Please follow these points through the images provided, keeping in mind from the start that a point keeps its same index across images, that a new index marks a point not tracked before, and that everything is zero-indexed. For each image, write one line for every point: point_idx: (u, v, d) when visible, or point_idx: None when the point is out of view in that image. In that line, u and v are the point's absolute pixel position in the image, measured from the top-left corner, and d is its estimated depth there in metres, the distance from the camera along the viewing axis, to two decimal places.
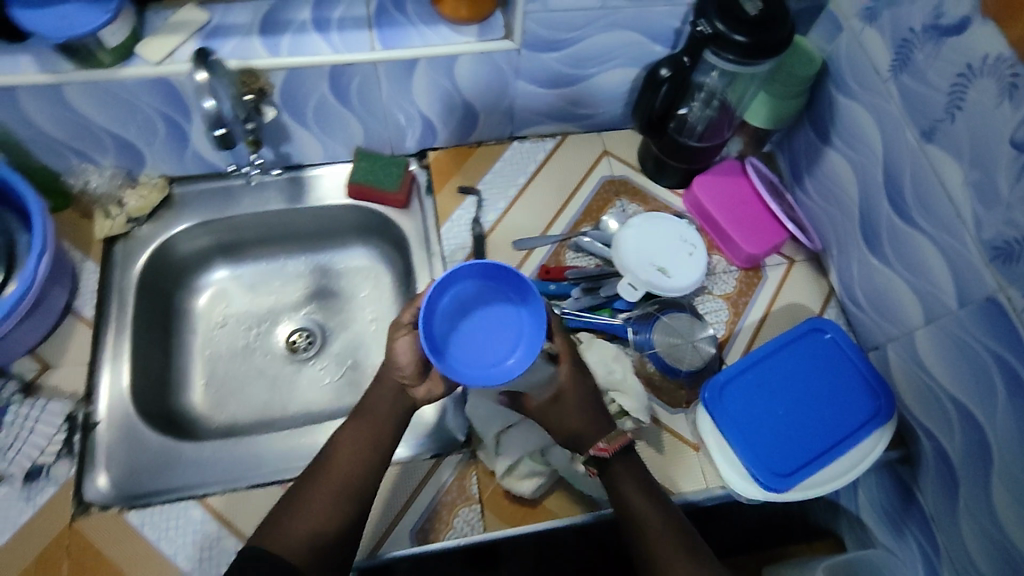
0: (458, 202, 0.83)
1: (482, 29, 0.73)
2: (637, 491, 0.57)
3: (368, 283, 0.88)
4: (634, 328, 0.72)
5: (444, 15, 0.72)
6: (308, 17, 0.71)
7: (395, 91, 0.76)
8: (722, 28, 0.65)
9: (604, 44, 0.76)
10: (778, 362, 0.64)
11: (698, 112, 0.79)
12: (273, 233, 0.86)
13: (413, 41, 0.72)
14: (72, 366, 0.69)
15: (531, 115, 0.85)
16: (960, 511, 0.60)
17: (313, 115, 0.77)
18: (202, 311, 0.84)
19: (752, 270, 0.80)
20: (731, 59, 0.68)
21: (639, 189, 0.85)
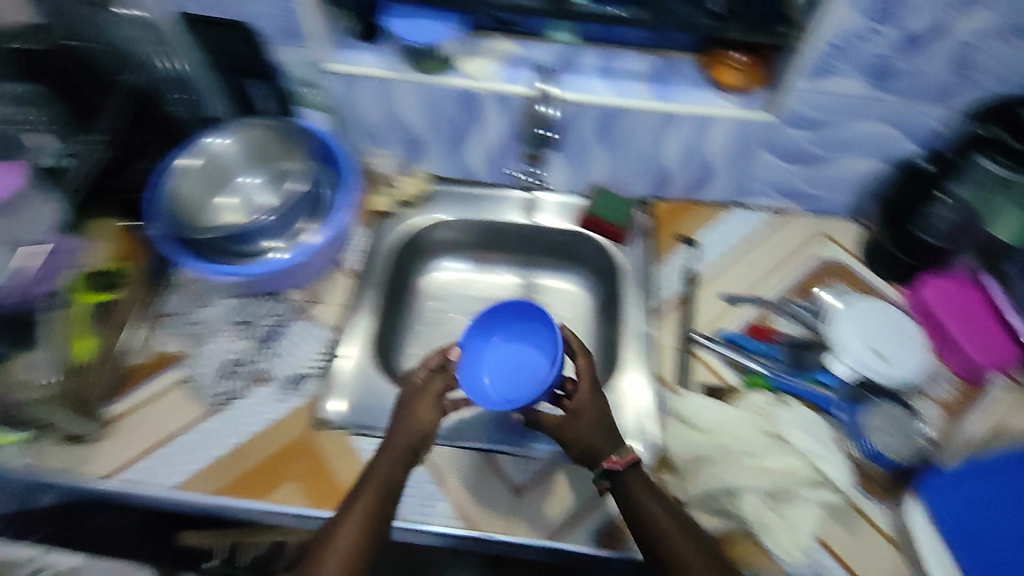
0: (676, 248, 0.88)
1: (745, 99, 0.79)
2: (652, 498, 0.59)
3: (572, 306, 0.93)
4: (840, 405, 0.73)
5: (714, 80, 0.79)
6: (595, 63, 0.82)
7: (648, 138, 0.83)
8: (1000, 133, 0.70)
9: (859, 132, 0.79)
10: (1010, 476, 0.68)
11: (941, 217, 0.77)
12: (498, 240, 0.94)
13: (680, 97, 0.79)
14: (334, 305, 0.82)
15: (762, 186, 0.88)
16: None
17: (570, 144, 0.86)
18: (422, 289, 0.94)
19: (974, 384, 0.76)
20: (1002, 164, 0.69)
21: (855, 275, 0.85)
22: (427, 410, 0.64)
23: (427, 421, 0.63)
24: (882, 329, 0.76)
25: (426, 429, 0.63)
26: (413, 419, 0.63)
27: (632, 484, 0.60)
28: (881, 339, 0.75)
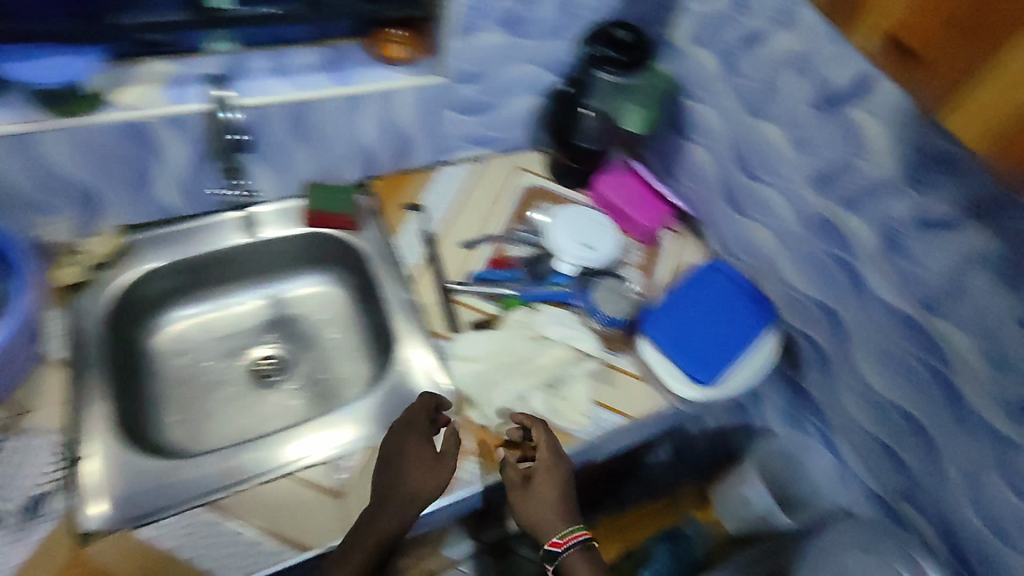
0: (406, 216, 1.08)
1: (415, 69, 1.00)
2: (579, 557, 0.76)
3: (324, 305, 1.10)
4: (576, 295, 1.02)
5: (384, 56, 0.98)
6: (266, 66, 0.94)
7: (346, 122, 0.99)
8: (609, 50, 0.99)
9: (508, 81, 1.09)
10: (689, 299, 0.97)
11: (592, 121, 1.12)
12: (226, 271, 1.06)
13: (360, 80, 0.97)
14: (49, 407, 0.84)
15: (456, 140, 1.14)
16: (836, 375, 1.00)
17: (266, 147, 0.97)
18: (158, 350, 1.01)
19: (653, 244, 1.16)
20: (620, 70, 1.01)
21: (550, 193, 1.18)
22: (552, 504, 0.78)
23: (556, 512, 0.78)
24: (583, 223, 1.08)
25: (419, 481, 0.77)
26: (538, 498, 0.78)
27: (572, 561, 0.76)
28: (580, 234, 1.07)
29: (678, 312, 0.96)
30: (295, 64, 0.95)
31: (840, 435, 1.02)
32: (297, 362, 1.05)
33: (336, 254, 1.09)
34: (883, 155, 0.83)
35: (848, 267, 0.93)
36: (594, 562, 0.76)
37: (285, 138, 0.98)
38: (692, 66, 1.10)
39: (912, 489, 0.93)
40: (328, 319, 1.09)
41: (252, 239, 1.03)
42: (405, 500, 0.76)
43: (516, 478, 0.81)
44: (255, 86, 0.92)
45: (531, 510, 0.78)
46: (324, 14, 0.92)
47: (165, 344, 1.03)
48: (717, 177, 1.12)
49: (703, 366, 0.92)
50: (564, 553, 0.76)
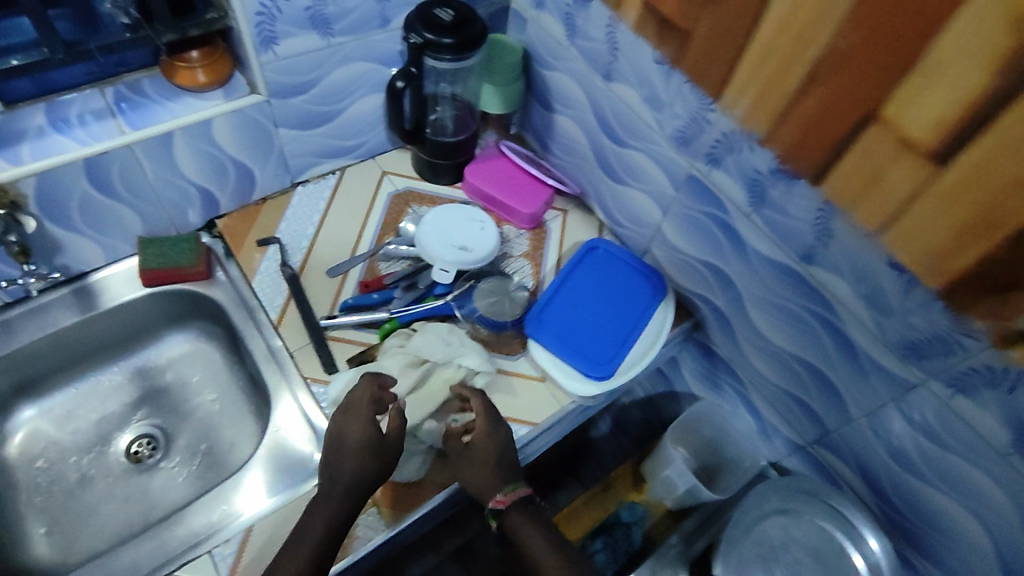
0: (262, 254, 0.97)
1: (227, 90, 0.87)
2: (520, 514, 0.77)
3: (197, 366, 1.01)
4: (457, 304, 0.94)
5: (182, 84, 0.85)
6: (44, 120, 0.80)
7: (159, 167, 0.86)
8: (430, 36, 0.85)
9: (343, 83, 0.96)
10: (572, 288, 0.91)
11: (444, 113, 1.03)
12: (72, 355, 0.94)
13: (162, 115, 0.84)
14: None
15: (303, 160, 1.03)
16: (738, 335, 0.97)
17: (79, 215, 0.84)
18: (17, 460, 0.90)
19: (538, 228, 1.09)
20: (448, 59, 0.88)
21: (421, 194, 1.09)
22: (489, 462, 0.79)
23: (493, 471, 0.79)
24: (456, 225, 1.00)
25: (359, 467, 0.75)
26: (481, 460, 0.79)
27: (517, 519, 0.77)
28: (453, 235, 0.99)
29: (566, 302, 0.90)
30: (78, 116, 0.81)
31: (755, 393, 1.00)
32: (175, 435, 0.96)
33: (192, 310, 0.99)
34: (734, 109, 0.77)
35: (726, 225, 0.88)
36: (533, 525, 0.77)
37: (92, 201, 0.84)
38: (538, 31, 1.01)
39: (826, 437, 0.91)
40: (203, 381, 1.00)
41: (90, 316, 0.91)
42: (376, 443, 0.76)
43: (458, 445, 0.81)
44: (29, 148, 0.78)
45: (481, 461, 0.80)
46: (88, 51, 0.77)
47: (17, 454, 0.91)
48: (588, 146, 1.05)
49: (599, 361, 0.86)
50: (509, 510, 0.77)
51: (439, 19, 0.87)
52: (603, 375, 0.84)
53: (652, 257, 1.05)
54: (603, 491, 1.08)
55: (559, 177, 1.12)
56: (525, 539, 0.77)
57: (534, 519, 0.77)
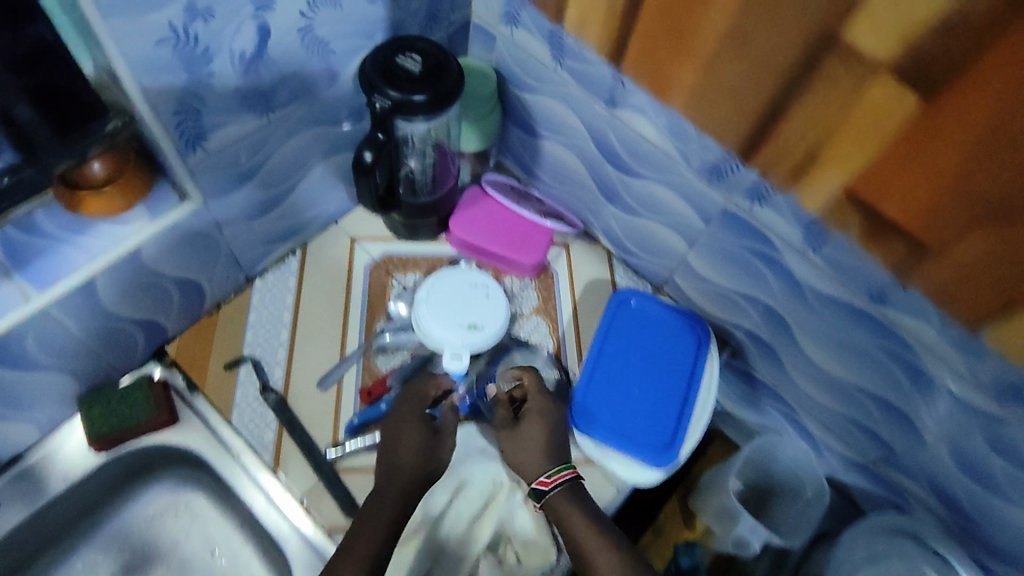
0: (233, 378, 0.80)
1: (149, 206, 0.68)
2: (563, 497, 0.72)
3: (185, 518, 0.83)
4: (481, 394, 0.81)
5: (89, 214, 0.65)
6: None
7: (84, 318, 0.68)
8: (397, 96, 0.68)
9: (291, 158, 0.77)
10: (609, 358, 0.80)
11: (419, 163, 0.86)
12: (28, 550, 0.77)
13: (70, 259, 0.65)
14: None
15: (257, 251, 0.85)
16: (786, 364, 0.88)
17: None
18: None
19: (544, 273, 0.96)
20: (422, 118, 0.71)
21: (405, 259, 0.92)
22: (536, 443, 0.75)
23: (540, 450, 0.75)
24: (454, 298, 0.85)
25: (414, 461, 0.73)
26: (527, 440, 0.75)
27: (558, 506, 0.71)
28: (457, 313, 0.84)
29: (607, 375, 0.79)
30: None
31: (805, 415, 0.92)
32: None
33: (164, 459, 0.81)
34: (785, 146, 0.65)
35: (772, 259, 0.77)
36: (576, 510, 0.71)
37: (3, 381, 0.66)
38: (514, 50, 0.84)
39: (892, 457, 0.85)
40: (194, 535, 0.82)
41: (38, 506, 0.74)
42: (407, 420, 0.76)
43: (507, 417, 0.78)
44: None
45: (528, 431, 0.76)
46: None
47: None
48: (588, 176, 0.91)
49: (657, 447, 0.75)
50: (552, 492, 0.72)
51: (407, 72, 0.69)
52: (665, 465, 0.74)
53: (675, 286, 0.94)
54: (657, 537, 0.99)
55: (555, 210, 0.98)
56: (568, 529, 0.70)
57: (574, 502, 0.72)
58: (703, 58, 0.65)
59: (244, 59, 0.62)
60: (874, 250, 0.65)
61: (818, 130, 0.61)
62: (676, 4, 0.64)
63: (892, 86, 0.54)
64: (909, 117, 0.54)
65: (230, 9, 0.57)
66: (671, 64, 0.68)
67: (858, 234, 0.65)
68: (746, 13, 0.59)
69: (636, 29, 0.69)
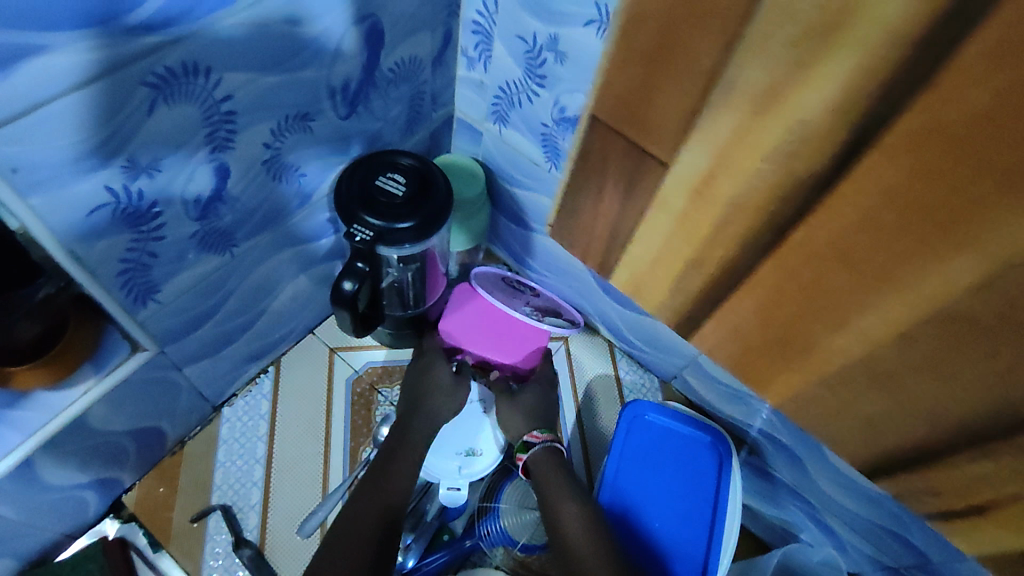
0: (202, 531, 0.71)
1: (95, 364, 0.59)
2: (547, 466, 0.71)
3: None
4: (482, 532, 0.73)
5: (20, 387, 0.54)
6: None
7: (20, 497, 0.58)
8: (381, 226, 0.61)
9: (260, 283, 0.69)
10: (625, 482, 0.74)
11: (400, 274, 0.76)
12: None
13: (2, 440, 0.55)
14: None
15: (224, 379, 0.76)
16: (807, 467, 0.82)
17: None
18: None
19: None
20: (409, 245, 0.64)
21: (389, 370, 0.84)
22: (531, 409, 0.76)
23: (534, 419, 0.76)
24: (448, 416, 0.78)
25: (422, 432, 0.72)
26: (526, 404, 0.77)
27: (541, 464, 0.71)
28: (449, 436, 0.77)
29: (622, 504, 0.73)
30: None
31: (829, 515, 0.87)
32: None
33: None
34: None
35: None
36: (553, 471, 0.71)
37: None
38: (502, 146, 0.76)
39: (927, 565, 0.79)
40: None
41: None
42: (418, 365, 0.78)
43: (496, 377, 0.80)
44: None
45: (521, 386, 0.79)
46: None
47: None
48: (585, 273, 0.84)
49: None
50: (534, 453, 0.72)
51: (389, 197, 0.62)
52: None
53: (683, 382, 0.88)
54: None
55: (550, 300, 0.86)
56: (545, 484, 0.70)
57: (550, 464, 0.72)
58: (815, 377, 0.51)
59: (199, 203, 0.54)
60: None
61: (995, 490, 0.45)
62: (794, 324, 0.50)
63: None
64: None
65: (180, 157, 0.49)
66: (764, 375, 0.56)
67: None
68: (883, 356, 0.45)
69: (730, 307, 0.54)
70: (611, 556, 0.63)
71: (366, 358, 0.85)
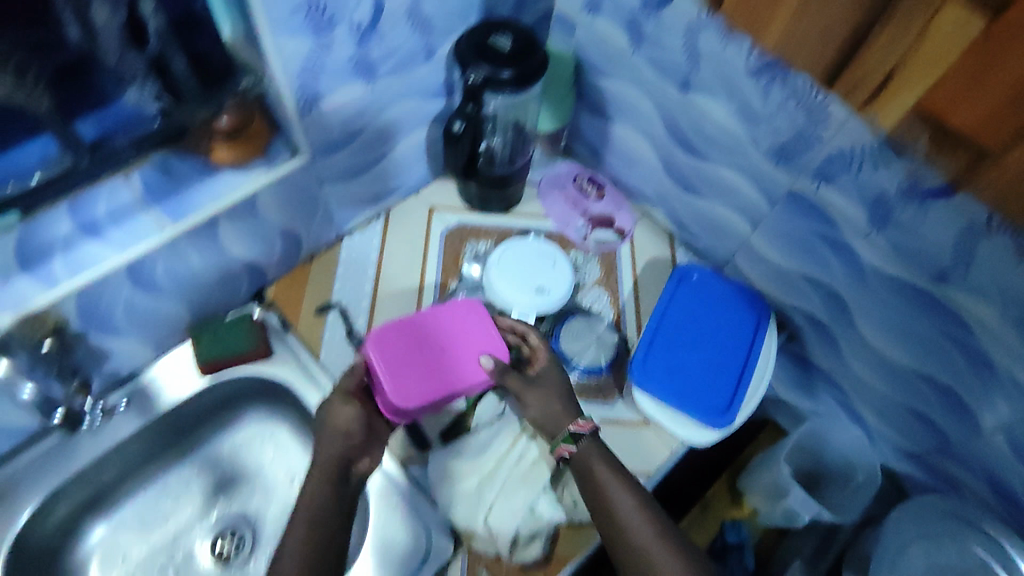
0: (323, 322, 0.90)
1: (267, 159, 0.78)
2: (598, 456, 0.73)
3: (269, 444, 0.93)
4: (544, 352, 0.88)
5: (218, 160, 0.75)
6: (71, 227, 0.70)
7: (204, 254, 0.78)
8: (488, 71, 0.76)
9: (387, 125, 0.85)
10: (670, 324, 0.84)
11: (500, 139, 0.92)
12: (136, 462, 0.87)
13: (200, 199, 0.74)
14: None
15: (348, 211, 0.93)
16: (844, 350, 0.89)
17: (126, 318, 0.76)
18: None
19: (608, 253, 1.01)
20: (509, 91, 0.79)
21: (477, 229, 1.00)
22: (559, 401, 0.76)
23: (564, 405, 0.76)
24: (524, 263, 0.92)
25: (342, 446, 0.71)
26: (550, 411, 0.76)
27: (590, 449, 0.73)
28: (525, 278, 0.91)
29: (666, 345, 0.83)
30: (105, 216, 0.71)
31: (861, 403, 0.92)
32: (261, 526, 0.90)
33: (256, 393, 0.91)
34: (852, 127, 0.68)
35: (838, 244, 0.79)
36: (596, 460, 0.72)
37: (135, 301, 0.76)
38: (594, 37, 0.90)
39: (947, 447, 0.84)
40: (278, 462, 0.93)
41: (151, 419, 0.84)
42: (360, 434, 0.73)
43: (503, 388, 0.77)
44: (61, 263, 0.68)
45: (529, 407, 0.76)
46: (118, 147, 0.69)
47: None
48: (655, 158, 0.96)
49: (717, 413, 0.79)
50: (580, 442, 0.73)
51: (498, 50, 0.77)
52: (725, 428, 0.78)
53: (735, 269, 0.97)
54: (703, 512, 1.02)
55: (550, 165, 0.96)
56: (590, 474, 0.72)
57: (592, 456, 0.73)
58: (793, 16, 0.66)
59: (359, 31, 0.71)
60: (940, 160, 0.63)
61: (902, 48, 0.60)
62: None
63: (964, 7, 0.53)
64: (969, 41, 0.55)
65: None
66: (762, 18, 0.68)
67: (923, 153, 0.64)
68: None
69: None
70: (676, 544, 0.67)
71: (459, 217, 1.01)
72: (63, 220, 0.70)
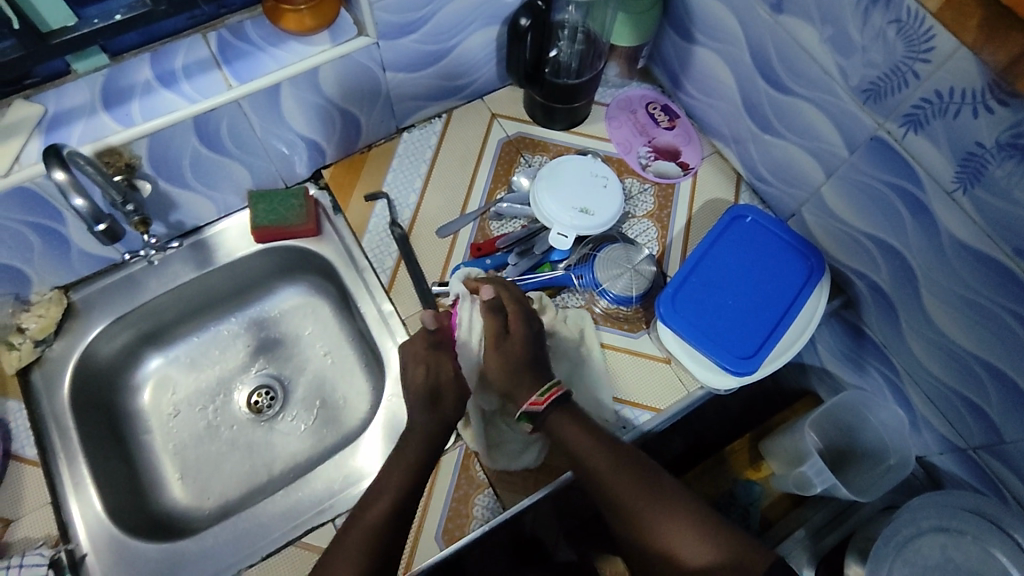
0: (370, 209, 0.93)
1: (333, 34, 0.79)
2: (570, 424, 0.72)
3: (309, 317, 1.00)
4: (576, 273, 0.87)
5: (289, 30, 0.78)
6: (151, 76, 0.75)
7: (267, 122, 0.81)
8: None
9: (456, 17, 0.83)
10: (711, 263, 0.80)
11: (568, 49, 0.90)
12: (193, 309, 0.96)
13: (266, 64, 0.77)
14: (35, 510, 0.77)
15: (410, 105, 0.94)
16: (902, 325, 0.82)
17: (191, 171, 0.82)
18: (151, 406, 0.94)
19: (666, 186, 0.96)
20: None
21: (537, 141, 0.97)
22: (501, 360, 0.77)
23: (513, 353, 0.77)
24: (575, 180, 0.89)
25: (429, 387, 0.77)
26: (500, 354, 0.78)
27: (552, 419, 0.73)
28: (573, 196, 0.88)
29: (703, 282, 0.80)
30: (182, 68, 0.76)
31: (910, 384, 0.86)
32: (292, 388, 0.97)
33: (301, 265, 0.97)
34: (957, 63, 0.60)
35: (916, 203, 0.71)
36: (567, 423, 0.72)
37: (203, 158, 0.81)
38: None
39: (996, 445, 0.77)
40: (315, 335, 0.99)
41: (207, 272, 0.91)
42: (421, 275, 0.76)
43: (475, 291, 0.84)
44: (137, 107, 0.74)
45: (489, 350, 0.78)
46: None
47: (149, 400, 0.94)
48: (735, 88, 0.89)
49: (740, 359, 0.76)
50: (546, 411, 0.73)
51: None
52: (745, 375, 0.75)
53: (800, 222, 0.91)
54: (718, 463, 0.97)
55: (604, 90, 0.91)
56: (567, 443, 0.71)
57: (563, 423, 0.73)
58: None
59: None
60: None
61: None
62: None
63: None
64: None
65: None
66: None
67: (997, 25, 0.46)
68: None
69: None
70: (684, 509, 0.65)
71: (520, 127, 0.99)
72: (146, 68, 0.76)
